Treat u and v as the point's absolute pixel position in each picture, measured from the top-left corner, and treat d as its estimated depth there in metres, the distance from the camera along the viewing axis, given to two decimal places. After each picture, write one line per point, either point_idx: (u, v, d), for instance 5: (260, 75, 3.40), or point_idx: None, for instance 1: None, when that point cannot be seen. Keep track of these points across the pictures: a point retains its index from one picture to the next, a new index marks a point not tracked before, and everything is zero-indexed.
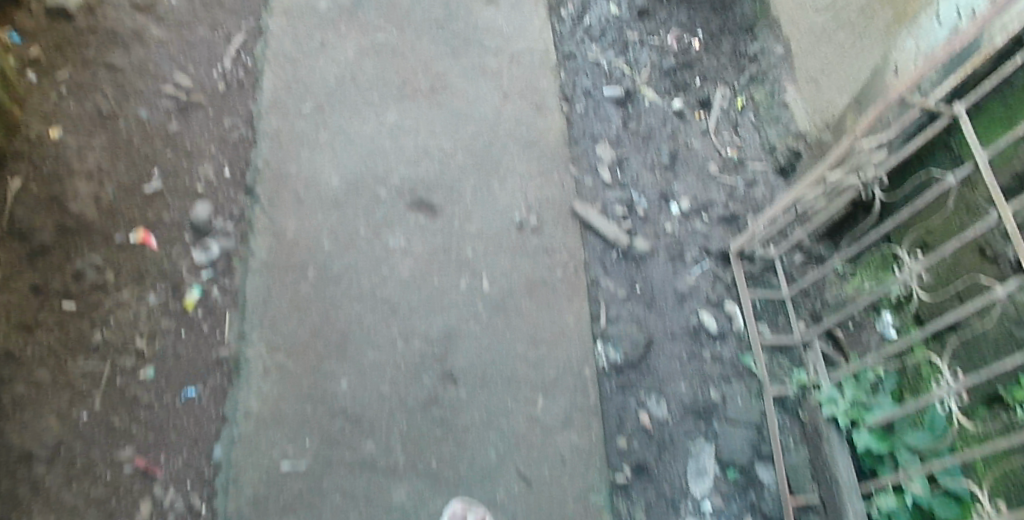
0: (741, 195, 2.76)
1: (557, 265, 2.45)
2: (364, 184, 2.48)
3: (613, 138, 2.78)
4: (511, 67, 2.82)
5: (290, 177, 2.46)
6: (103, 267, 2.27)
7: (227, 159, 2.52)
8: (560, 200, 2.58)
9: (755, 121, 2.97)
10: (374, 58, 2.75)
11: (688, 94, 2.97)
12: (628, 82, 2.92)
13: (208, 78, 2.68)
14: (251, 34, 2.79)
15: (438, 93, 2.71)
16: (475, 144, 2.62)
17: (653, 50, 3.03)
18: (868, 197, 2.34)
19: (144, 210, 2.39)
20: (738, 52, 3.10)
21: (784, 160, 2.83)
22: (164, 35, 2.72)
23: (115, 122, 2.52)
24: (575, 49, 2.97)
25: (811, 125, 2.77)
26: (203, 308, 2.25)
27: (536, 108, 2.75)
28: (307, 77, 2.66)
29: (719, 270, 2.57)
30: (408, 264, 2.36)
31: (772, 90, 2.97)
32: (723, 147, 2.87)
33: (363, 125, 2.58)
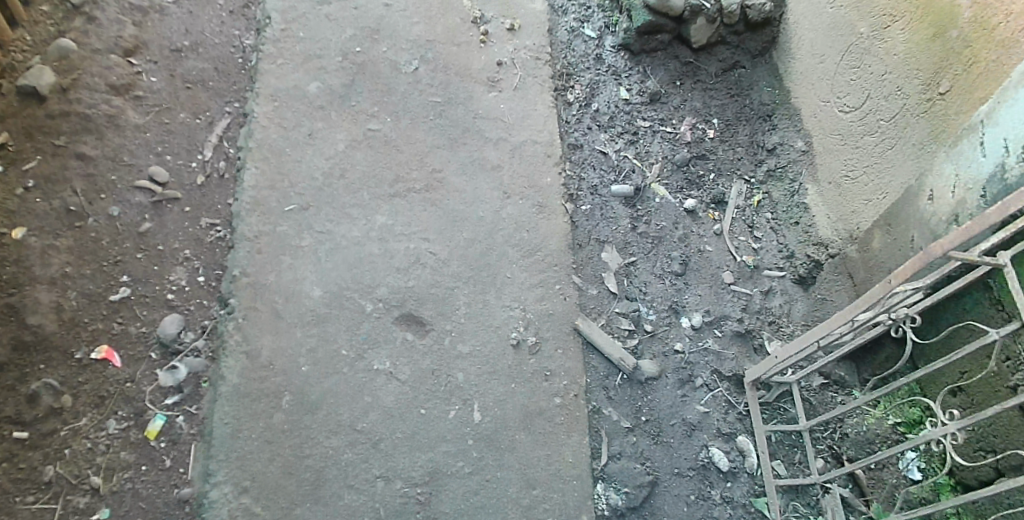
0: (756, 308, 2.57)
1: (555, 391, 2.26)
2: (348, 297, 2.29)
3: (620, 242, 2.58)
4: (512, 161, 2.63)
5: (269, 287, 2.27)
6: (61, 390, 2.09)
7: (202, 263, 2.34)
8: (560, 315, 2.38)
9: (772, 221, 2.76)
10: (366, 150, 2.56)
11: (701, 191, 2.76)
12: (637, 178, 2.71)
13: (186, 169, 2.49)
14: (235, 119, 2.60)
15: (432, 192, 2.52)
16: (470, 251, 2.43)
17: (665, 140, 2.83)
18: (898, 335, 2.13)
19: (109, 322, 2.21)
20: (755, 142, 2.89)
21: (804, 270, 2.61)
22: (142, 121, 2.54)
23: (83, 220, 2.35)
24: (582, 138, 2.76)
25: (834, 233, 2.59)
26: (168, 438, 2.07)
27: (538, 209, 2.56)
28: (293, 172, 2.47)
29: (732, 395, 2.36)
30: (392, 391, 2.17)
31: (791, 189, 2.76)
32: (738, 251, 2.67)
33: (350, 229, 2.41)
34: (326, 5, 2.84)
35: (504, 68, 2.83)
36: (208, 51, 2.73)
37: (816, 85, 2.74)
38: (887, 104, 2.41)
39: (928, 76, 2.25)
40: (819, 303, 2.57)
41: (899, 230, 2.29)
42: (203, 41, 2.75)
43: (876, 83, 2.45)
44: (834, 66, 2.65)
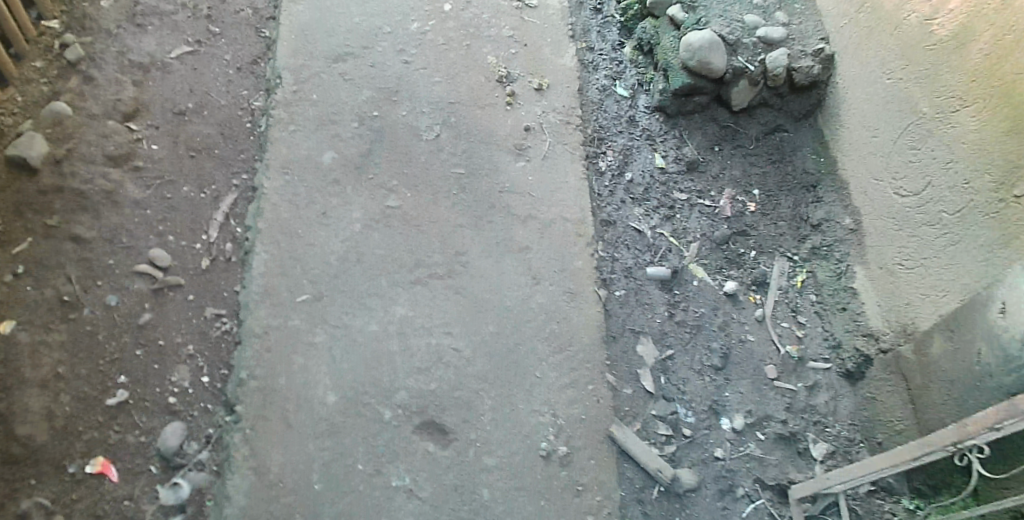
0: (800, 406, 2.37)
1: (588, 509, 2.08)
2: (364, 403, 2.11)
3: (656, 332, 2.40)
4: (542, 241, 2.44)
5: (280, 391, 2.10)
6: (52, 509, 1.91)
7: (206, 361, 2.16)
8: (593, 420, 2.21)
9: (817, 305, 2.55)
10: (383, 230, 2.36)
11: (741, 271, 2.57)
12: (674, 259, 2.53)
13: (189, 250, 2.31)
14: (243, 193, 2.41)
15: (455, 278, 2.33)
16: (496, 347, 2.25)
17: (702, 215, 2.63)
18: (961, 462, 1.95)
19: (105, 430, 2.03)
20: (799, 216, 2.68)
21: (852, 364, 2.41)
22: (141, 196, 2.35)
23: (77, 311, 2.16)
24: (615, 213, 2.58)
25: (884, 324, 2.38)
26: None
27: (569, 296, 2.37)
28: (305, 257, 2.29)
29: (775, 508, 2.18)
30: (411, 512, 1.99)
31: (837, 270, 2.55)
32: (781, 340, 2.48)
33: (366, 323, 2.22)
34: (341, 63, 2.66)
35: (532, 134, 2.63)
36: (214, 113, 2.53)
37: (868, 160, 2.52)
38: (950, 196, 2.20)
39: (1000, 174, 2.04)
40: (867, 402, 2.35)
41: (963, 339, 2.09)
42: (209, 102, 2.55)
43: (937, 170, 2.24)
44: (889, 143, 2.43)
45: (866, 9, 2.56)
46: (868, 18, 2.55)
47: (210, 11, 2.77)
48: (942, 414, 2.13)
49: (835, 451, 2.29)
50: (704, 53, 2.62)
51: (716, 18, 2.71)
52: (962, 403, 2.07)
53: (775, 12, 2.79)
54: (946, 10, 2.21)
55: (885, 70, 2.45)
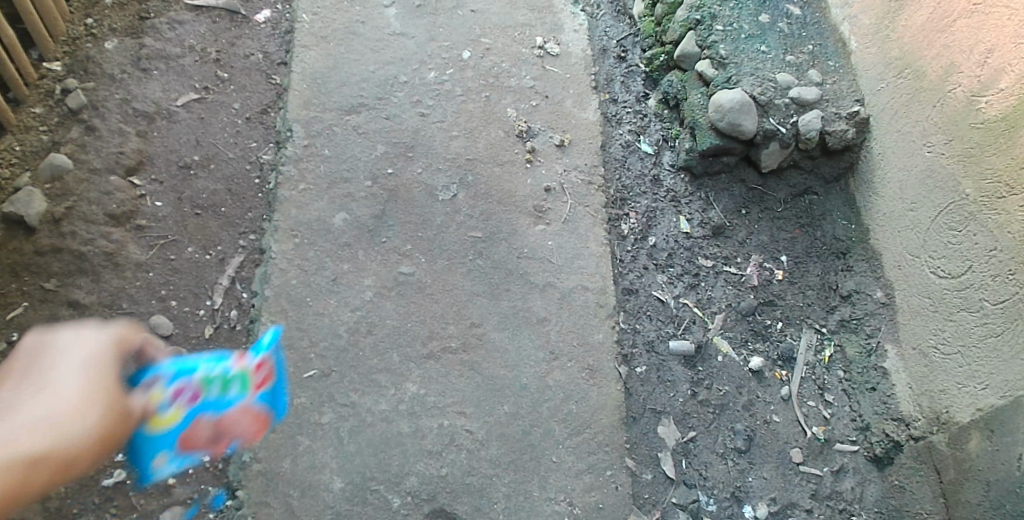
0: (826, 493, 2.23)
1: None
2: (372, 490, 2.00)
3: (678, 412, 2.30)
4: (560, 313, 2.34)
5: (283, 476, 1.99)
6: None
7: None
8: (612, 509, 2.09)
9: (845, 382, 2.42)
10: (396, 299, 2.28)
11: (767, 344, 2.46)
12: (698, 331, 2.43)
13: (192, 317, 2.19)
14: (250, 255, 2.31)
15: (470, 352, 2.23)
16: (512, 429, 2.14)
17: (728, 283, 2.54)
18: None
19: (100, 513, 1.92)
20: (827, 284, 2.57)
21: (881, 449, 2.27)
22: (143, 257, 2.25)
23: None
24: (637, 281, 2.50)
25: (917, 409, 2.25)
26: None
27: (588, 373, 2.27)
28: (314, 327, 2.19)
29: None
30: None
31: (867, 346, 2.43)
32: (807, 421, 2.34)
33: (376, 402, 2.12)
34: (354, 115, 2.59)
35: (552, 196, 2.57)
36: (221, 168, 2.44)
37: (905, 235, 2.41)
38: (993, 284, 2.05)
39: None
40: (896, 491, 2.22)
41: (1004, 441, 1.96)
42: (216, 155, 2.46)
43: (980, 255, 2.10)
44: (928, 220, 2.31)
45: (908, 77, 2.45)
46: (911, 85, 2.44)
47: (219, 56, 2.68)
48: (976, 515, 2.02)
49: None
50: (735, 114, 2.55)
51: (747, 77, 2.64)
52: (999, 508, 1.96)
53: (808, 70, 2.72)
54: (996, 88, 2.10)
55: (927, 143, 2.34)
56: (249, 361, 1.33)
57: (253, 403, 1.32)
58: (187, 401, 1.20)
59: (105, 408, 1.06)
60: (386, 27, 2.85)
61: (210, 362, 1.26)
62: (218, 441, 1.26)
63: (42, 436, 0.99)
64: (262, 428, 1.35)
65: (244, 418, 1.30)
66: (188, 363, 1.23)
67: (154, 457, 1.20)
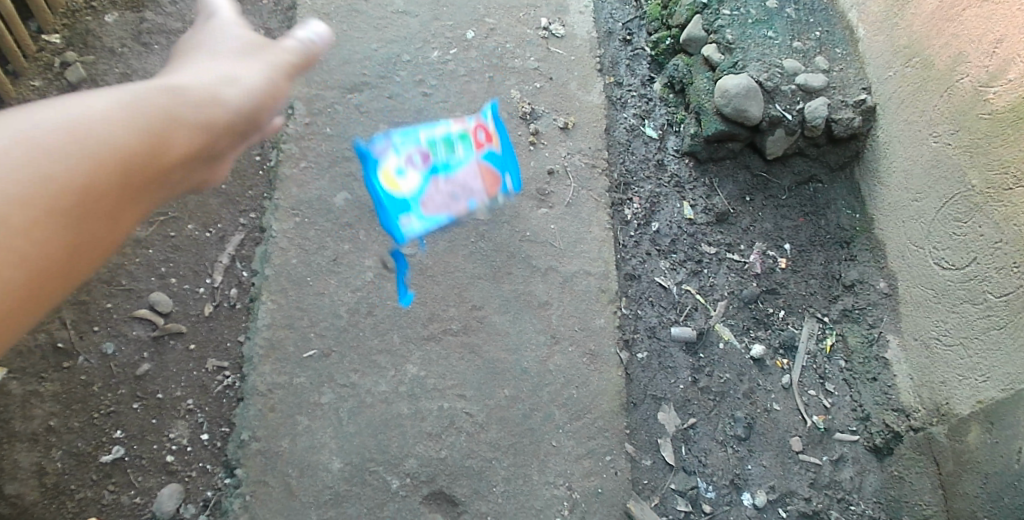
0: (824, 482, 2.24)
1: None
2: (371, 471, 2.00)
3: (678, 398, 2.29)
4: (561, 297, 2.33)
5: (281, 456, 1.99)
6: None
7: (206, 417, 2.05)
8: (610, 494, 2.10)
9: (845, 372, 2.41)
10: (397, 280, 2.26)
11: (769, 332, 2.45)
12: (700, 318, 2.42)
13: (192, 295, 2.20)
14: (250, 234, 2.30)
15: (471, 334, 2.22)
16: (512, 412, 2.14)
17: (731, 271, 2.53)
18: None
19: (99, 490, 1.92)
20: (830, 273, 2.56)
21: (881, 440, 2.27)
22: (144, 234, 2.25)
23: (72, 359, 2.06)
24: (640, 266, 2.49)
25: (917, 401, 2.25)
26: None
27: (588, 358, 2.26)
28: (314, 307, 2.17)
29: None
30: None
31: (868, 337, 2.43)
32: (807, 410, 2.34)
33: (376, 383, 2.11)
34: (356, 95, 2.56)
35: (556, 179, 2.55)
36: None
37: (909, 226, 2.40)
38: (997, 277, 2.04)
39: None
40: (895, 481, 2.23)
41: (1005, 434, 1.95)
42: None
43: (985, 247, 2.09)
44: (932, 211, 2.30)
45: (916, 66, 2.43)
46: (918, 75, 2.42)
47: None
48: (975, 507, 2.02)
49: None
50: (740, 100, 2.52)
51: (754, 62, 2.61)
52: (998, 500, 1.95)
53: (815, 57, 2.69)
54: (1005, 78, 2.07)
55: (933, 133, 2.32)
56: (468, 125, 2.01)
57: (480, 156, 2.00)
58: (419, 164, 1.91)
59: (242, 102, 1.48)
60: (389, 5, 2.81)
61: (428, 136, 1.94)
62: (465, 177, 1.98)
63: (200, 104, 1.39)
64: (492, 183, 2.04)
65: (475, 162, 2.00)
66: (413, 136, 1.93)
67: (407, 219, 1.92)
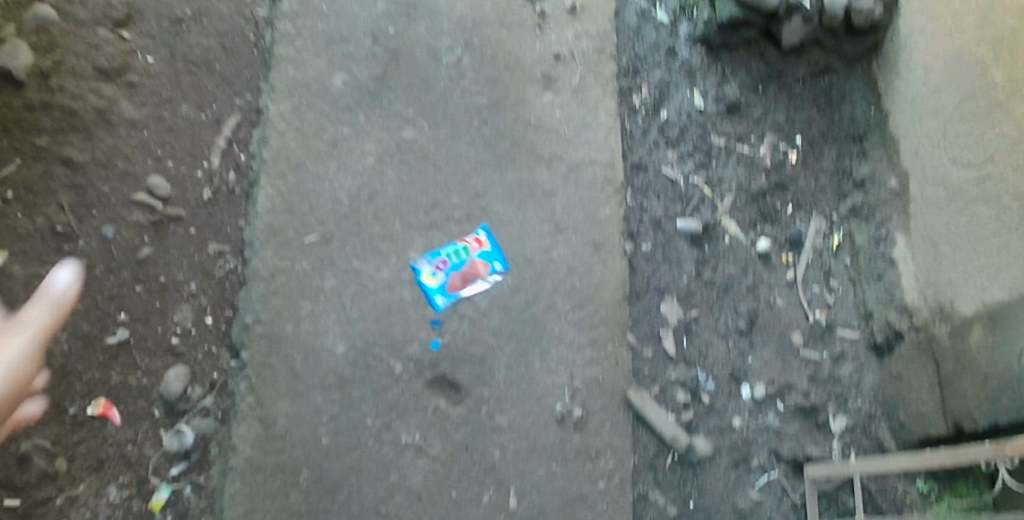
0: (824, 376, 2.26)
1: (599, 475, 2.07)
2: (374, 355, 2.03)
3: (682, 291, 2.28)
4: (566, 186, 2.30)
5: (285, 340, 2.01)
6: (54, 451, 1.87)
7: (209, 301, 2.05)
8: (610, 382, 2.15)
9: (850, 269, 2.41)
10: (398, 166, 2.21)
11: (776, 228, 2.42)
12: (706, 211, 2.39)
13: (191, 179, 2.14)
14: (247, 117, 2.22)
15: (474, 223, 2.20)
16: (514, 300, 2.15)
17: (739, 163, 2.48)
18: (989, 470, 1.98)
19: (106, 371, 1.94)
20: (841, 170, 2.50)
21: (882, 338, 2.27)
22: (137, 115, 2.15)
23: (72, 243, 2.02)
24: (647, 156, 2.43)
25: (920, 300, 2.21)
26: (174, 512, 1.89)
27: (593, 248, 2.26)
28: (313, 192, 2.14)
29: (788, 480, 2.15)
30: (420, 470, 1.98)
31: (876, 235, 2.40)
32: (810, 306, 2.35)
33: (378, 269, 2.10)
34: None
35: (562, 63, 2.46)
36: (214, 22, 2.30)
37: (926, 122, 2.28)
38: (1011, 175, 1.92)
39: None
40: (893, 379, 2.24)
41: (1005, 336, 1.88)
42: (208, 8, 2.31)
43: (1002, 144, 1.97)
44: (950, 107, 2.18)
45: None
46: None
47: None
48: (971, 407, 1.97)
49: (855, 426, 2.23)
50: None
51: None
52: (995, 404, 1.90)
53: None
54: None
55: (958, 23, 2.17)
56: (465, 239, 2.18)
57: (476, 260, 2.16)
58: (441, 276, 2.12)
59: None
60: None
61: (444, 252, 2.15)
62: (467, 283, 2.14)
63: None
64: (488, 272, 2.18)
65: (472, 263, 2.16)
66: (425, 263, 2.13)
67: (438, 298, 2.11)
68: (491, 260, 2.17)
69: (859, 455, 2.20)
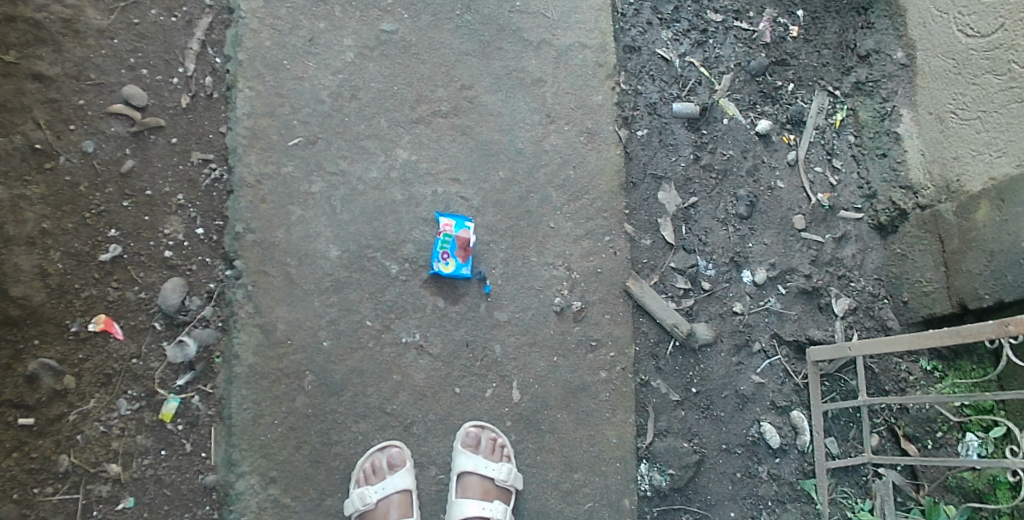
0: (825, 259, 2.24)
1: (600, 365, 2.08)
2: (369, 257, 2.01)
3: (680, 178, 2.23)
4: (556, 73, 2.23)
5: (278, 246, 1.99)
6: (62, 370, 1.86)
7: (199, 211, 2.00)
8: (609, 273, 2.14)
9: (855, 148, 2.34)
10: (380, 61, 2.13)
11: (776, 108, 2.34)
12: (703, 93, 2.30)
13: (167, 86, 2.06)
14: (218, 16, 2.11)
15: (461, 116, 2.14)
16: (508, 196, 2.11)
17: (738, 41, 2.37)
18: (992, 347, 1.98)
19: (103, 288, 1.92)
20: (845, 43, 2.40)
21: (886, 217, 2.23)
22: (105, 23, 2.05)
23: (53, 160, 1.94)
24: (640, 37, 2.32)
25: (926, 178, 2.15)
26: (184, 422, 1.90)
27: (586, 137, 2.21)
28: (294, 93, 2.07)
29: (791, 363, 2.15)
30: (423, 368, 1.99)
31: (881, 111, 2.30)
32: (812, 187, 2.29)
33: (367, 170, 2.06)
34: None
35: None
36: None
37: None
38: None
39: None
40: (897, 258, 2.21)
41: (1016, 212, 1.90)
42: None
43: (1018, 11, 1.93)
44: None
45: None
46: None
47: None
48: (977, 284, 1.99)
49: (857, 306, 2.20)
50: None
51: None
52: (1000, 278, 1.94)
53: None
54: None
55: None
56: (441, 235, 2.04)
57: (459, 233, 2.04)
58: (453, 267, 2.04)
59: None
60: None
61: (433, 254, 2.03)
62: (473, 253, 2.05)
63: None
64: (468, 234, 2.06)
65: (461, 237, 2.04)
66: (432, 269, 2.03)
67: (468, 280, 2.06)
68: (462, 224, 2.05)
69: (861, 335, 2.19)
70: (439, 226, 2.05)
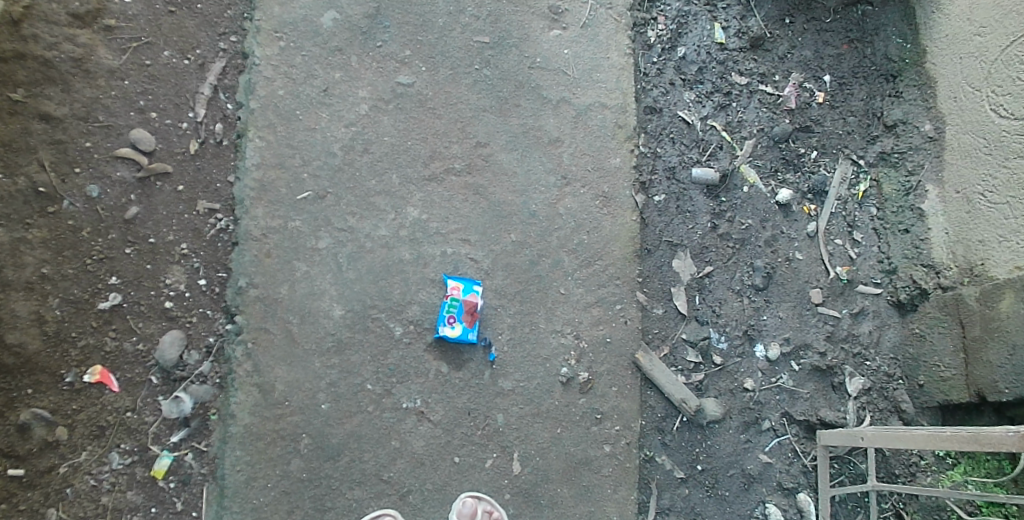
0: (841, 335, 2.17)
1: (605, 439, 2.03)
2: (373, 318, 1.96)
3: (696, 246, 2.18)
4: (574, 133, 2.19)
5: (280, 303, 1.94)
6: (54, 421, 1.81)
7: (202, 262, 1.96)
8: (618, 343, 2.09)
9: (877, 221, 2.27)
10: (395, 114, 2.09)
11: (798, 176, 2.28)
12: (724, 158, 2.25)
13: (175, 131, 2.02)
14: (232, 62, 2.08)
15: (475, 175, 2.10)
16: (518, 258, 2.07)
17: (762, 105, 2.33)
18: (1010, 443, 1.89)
19: (100, 337, 1.87)
20: (871, 111, 2.34)
21: (905, 295, 2.15)
22: (117, 63, 2.01)
23: (57, 203, 1.90)
24: (662, 98, 2.30)
25: (949, 257, 2.08)
26: (175, 480, 1.85)
27: (601, 201, 2.16)
28: (305, 144, 2.03)
29: (800, 443, 2.08)
30: (423, 435, 1.94)
31: (906, 185, 2.23)
32: (831, 260, 2.23)
33: (375, 227, 2.01)
34: None
35: None
36: None
37: (967, 63, 2.11)
38: None
39: None
40: (915, 339, 2.13)
41: None
42: None
43: None
44: (997, 50, 2.02)
45: None
46: None
47: None
48: (996, 377, 1.91)
49: (871, 387, 2.13)
50: None
51: None
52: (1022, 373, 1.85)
53: None
54: None
55: None
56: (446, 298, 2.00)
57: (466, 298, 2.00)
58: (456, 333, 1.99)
59: None
60: None
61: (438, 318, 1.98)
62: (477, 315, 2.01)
63: None
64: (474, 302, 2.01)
65: (468, 303, 1.99)
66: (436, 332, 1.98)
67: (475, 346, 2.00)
68: (468, 289, 2.01)
69: (874, 417, 2.11)
70: (446, 289, 2.01)
